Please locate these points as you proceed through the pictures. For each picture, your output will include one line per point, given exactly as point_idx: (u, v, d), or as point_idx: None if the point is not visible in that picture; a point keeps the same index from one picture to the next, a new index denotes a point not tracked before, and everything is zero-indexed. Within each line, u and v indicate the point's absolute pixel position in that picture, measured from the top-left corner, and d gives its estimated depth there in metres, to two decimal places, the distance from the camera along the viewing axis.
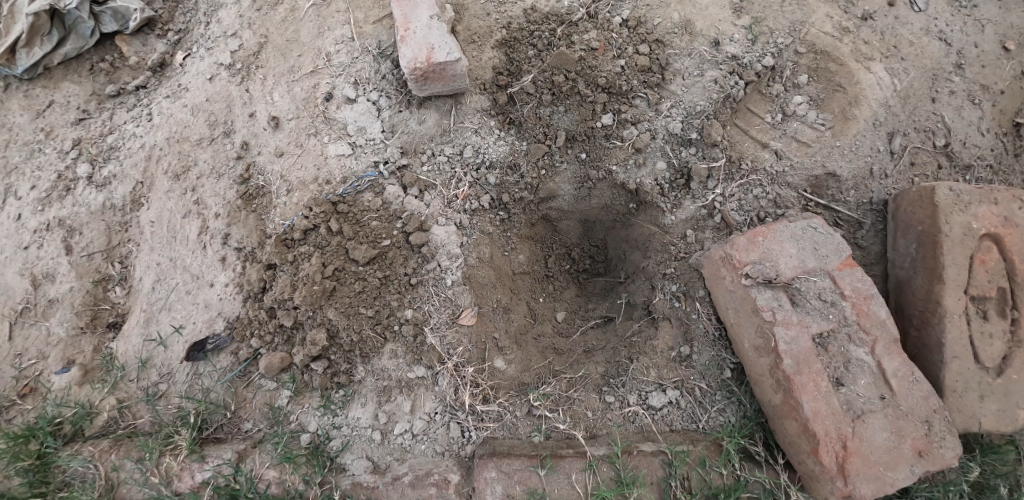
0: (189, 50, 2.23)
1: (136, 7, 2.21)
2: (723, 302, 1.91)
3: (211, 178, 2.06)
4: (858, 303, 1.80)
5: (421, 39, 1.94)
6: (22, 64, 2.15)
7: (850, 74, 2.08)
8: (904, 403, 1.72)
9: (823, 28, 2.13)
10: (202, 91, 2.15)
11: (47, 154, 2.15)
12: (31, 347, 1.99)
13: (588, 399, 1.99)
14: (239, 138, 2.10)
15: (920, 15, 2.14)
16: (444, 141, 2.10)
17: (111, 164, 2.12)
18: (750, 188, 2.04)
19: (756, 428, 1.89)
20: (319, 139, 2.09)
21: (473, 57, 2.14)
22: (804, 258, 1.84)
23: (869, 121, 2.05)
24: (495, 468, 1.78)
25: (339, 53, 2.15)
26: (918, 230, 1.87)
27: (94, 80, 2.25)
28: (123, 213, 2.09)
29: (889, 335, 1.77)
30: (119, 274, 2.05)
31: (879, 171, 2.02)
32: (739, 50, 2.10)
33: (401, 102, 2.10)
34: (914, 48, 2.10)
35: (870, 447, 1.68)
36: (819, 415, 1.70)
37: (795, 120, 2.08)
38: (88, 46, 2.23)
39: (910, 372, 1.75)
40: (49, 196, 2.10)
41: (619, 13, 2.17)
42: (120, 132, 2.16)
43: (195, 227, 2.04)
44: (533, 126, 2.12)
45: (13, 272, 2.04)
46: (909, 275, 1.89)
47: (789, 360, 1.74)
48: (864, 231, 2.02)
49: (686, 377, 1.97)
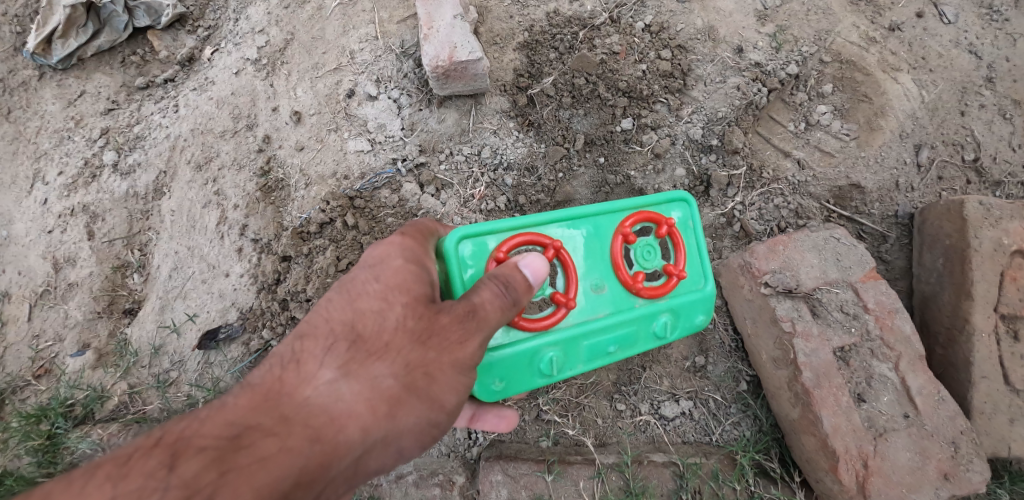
0: (217, 45, 2.28)
1: (168, 3, 2.25)
2: (741, 313, 1.88)
3: (232, 169, 2.09)
4: (882, 317, 1.74)
5: (444, 38, 1.95)
6: (57, 54, 2.23)
7: (877, 84, 2.05)
8: (929, 422, 1.65)
9: (849, 37, 2.10)
10: (227, 85, 2.19)
11: (77, 142, 2.22)
12: (48, 328, 2.03)
13: (598, 405, 1.94)
14: (261, 131, 2.12)
15: (950, 27, 2.10)
16: (463, 141, 2.10)
17: (136, 153, 2.17)
18: (772, 197, 2.01)
19: (772, 443, 1.82)
20: (339, 135, 2.10)
21: (495, 59, 2.14)
22: (826, 269, 1.80)
23: (896, 132, 2.00)
24: (500, 471, 1.74)
25: (363, 51, 2.17)
26: (945, 244, 1.80)
27: (124, 72, 2.31)
28: (145, 201, 2.12)
29: (914, 352, 1.71)
30: (139, 261, 2.08)
31: (905, 184, 1.97)
32: (763, 58, 2.09)
33: (421, 101, 2.11)
34: (943, 60, 2.06)
35: (893, 467, 1.60)
36: (839, 431, 1.63)
37: (819, 130, 2.04)
38: (120, 39, 2.28)
39: (936, 390, 1.68)
40: (76, 183, 2.16)
41: (642, 19, 2.16)
42: (147, 123, 2.21)
43: (214, 217, 2.05)
44: (552, 129, 2.09)
45: (38, 255, 2.11)
46: (935, 290, 1.82)
47: (808, 373, 1.68)
48: (888, 245, 1.97)
49: (700, 388, 1.93)
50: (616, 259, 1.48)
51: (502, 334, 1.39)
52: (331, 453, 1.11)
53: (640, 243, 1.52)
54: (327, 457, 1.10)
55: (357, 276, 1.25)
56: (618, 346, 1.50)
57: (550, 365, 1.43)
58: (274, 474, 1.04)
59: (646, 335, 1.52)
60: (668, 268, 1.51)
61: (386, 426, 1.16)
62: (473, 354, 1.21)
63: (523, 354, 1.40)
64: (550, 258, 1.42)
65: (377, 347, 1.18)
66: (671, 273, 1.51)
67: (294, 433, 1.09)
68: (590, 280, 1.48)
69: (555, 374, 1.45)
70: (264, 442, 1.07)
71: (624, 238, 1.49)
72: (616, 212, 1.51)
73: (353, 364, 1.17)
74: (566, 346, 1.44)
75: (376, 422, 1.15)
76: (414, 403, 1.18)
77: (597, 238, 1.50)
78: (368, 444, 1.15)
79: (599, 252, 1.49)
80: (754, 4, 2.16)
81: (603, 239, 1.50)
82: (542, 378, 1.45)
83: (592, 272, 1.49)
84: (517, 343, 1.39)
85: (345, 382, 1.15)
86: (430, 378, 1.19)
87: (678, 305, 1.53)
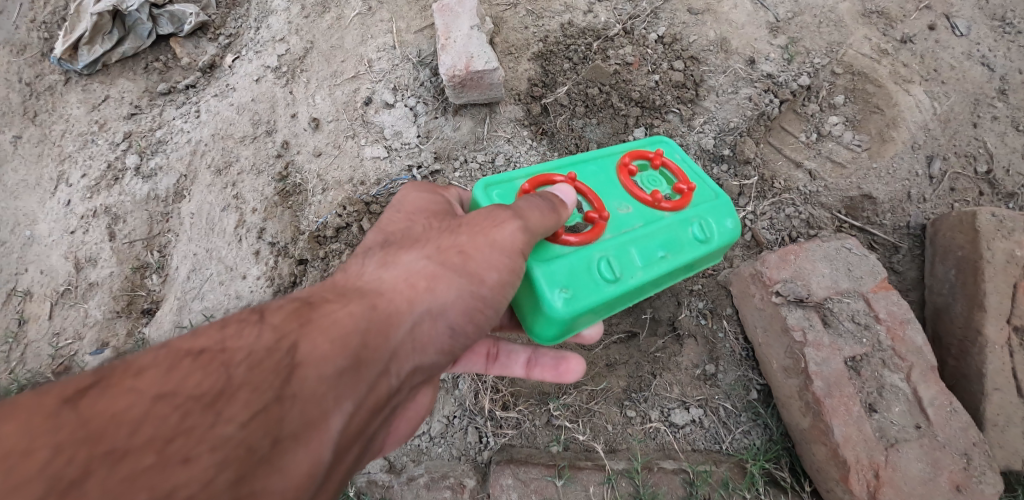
0: (238, 53, 2.34)
1: (192, 11, 2.31)
2: (751, 321, 1.90)
3: (251, 174, 2.13)
4: (893, 327, 1.74)
5: (461, 48, 2.00)
6: (84, 60, 2.31)
7: (889, 96, 2.06)
8: (942, 433, 1.62)
9: (861, 49, 2.12)
10: (248, 91, 2.24)
11: (100, 145, 2.28)
12: (68, 327, 2.07)
13: (608, 412, 1.96)
14: (280, 137, 2.17)
15: (962, 40, 2.12)
16: (477, 148, 2.11)
17: (158, 156, 2.22)
18: (783, 207, 2.01)
19: (782, 452, 1.82)
20: (356, 142, 2.14)
21: (509, 68, 2.18)
22: (837, 279, 1.81)
23: (908, 143, 2.00)
24: (511, 475, 1.76)
25: (381, 60, 2.21)
26: (957, 256, 1.80)
27: (147, 78, 2.37)
28: (165, 204, 2.16)
29: (926, 363, 1.70)
30: (157, 262, 2.11)
31: (917, 195, 1.97)
32: (775, 69, 2.11)
33: (437, 109, 2.14)
34: (955, 72, 2.07)
35: (905, 477, 1.57)
36: (850, 440, 1.62)
37: (830, 141, 2.06)
38: (144, 46, 2.35)
39: (949, 401, 1.66)
40: (99, 185, 2.22)
41: (655, 30, 2.20)
42: (168, 128, 2.26)
43: (232, 220, 2.08)
44: (566, 137, 2.10)
45: (61, 255, 2.17)
46: (946, 301, 1.82)
47: (819, 382, 1.69)
48: (900, 256, 1.97)
49: (710, 396, 1.93)
50: (627, 185, 1.46)
51: (546, 246, 1.30)
52: (391, 323, 1.07)
53: (642, 173, 1.53)
54: (388, 324, 1.06)
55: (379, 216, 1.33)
56: (668, 250, 1.39)
57: (610, 270, 1.32)
58: (342, 332, 1.00)
59: (689, 241, 1.42)
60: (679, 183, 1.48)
61: (435, 297, 1.11)
62: (511, 233, 1.15)
63: (574, 262, 1.29)
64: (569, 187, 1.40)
65: (415, 242, 1.20)
66: (682, 189, 1.46)
67: (354, 301, 1.07)
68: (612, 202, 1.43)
69: (617, 280, 1.32)
70: (333, 306, 1.04)
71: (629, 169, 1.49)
72: (611, 156, 1.54)
73: (395, 255, 1.18)
74: (614, 254, 1.34)
75: (428, 296, 1.11)
76: (459, 274, 1.13)
77: (603, 174, 1.49)
78: (423, 322, 1.11)
79: (609, 185, 1.48)
80: (766, 17, 2.20)
81: (607, 172, 1.50)
82: (606, 287, 1.30)
83: (610, 196, 1.45)
84: (561, 256, 1.29)
85: (392, 267, 1.15)
86: (467, 253, 1.14)
87: (704, 210, 1.46)
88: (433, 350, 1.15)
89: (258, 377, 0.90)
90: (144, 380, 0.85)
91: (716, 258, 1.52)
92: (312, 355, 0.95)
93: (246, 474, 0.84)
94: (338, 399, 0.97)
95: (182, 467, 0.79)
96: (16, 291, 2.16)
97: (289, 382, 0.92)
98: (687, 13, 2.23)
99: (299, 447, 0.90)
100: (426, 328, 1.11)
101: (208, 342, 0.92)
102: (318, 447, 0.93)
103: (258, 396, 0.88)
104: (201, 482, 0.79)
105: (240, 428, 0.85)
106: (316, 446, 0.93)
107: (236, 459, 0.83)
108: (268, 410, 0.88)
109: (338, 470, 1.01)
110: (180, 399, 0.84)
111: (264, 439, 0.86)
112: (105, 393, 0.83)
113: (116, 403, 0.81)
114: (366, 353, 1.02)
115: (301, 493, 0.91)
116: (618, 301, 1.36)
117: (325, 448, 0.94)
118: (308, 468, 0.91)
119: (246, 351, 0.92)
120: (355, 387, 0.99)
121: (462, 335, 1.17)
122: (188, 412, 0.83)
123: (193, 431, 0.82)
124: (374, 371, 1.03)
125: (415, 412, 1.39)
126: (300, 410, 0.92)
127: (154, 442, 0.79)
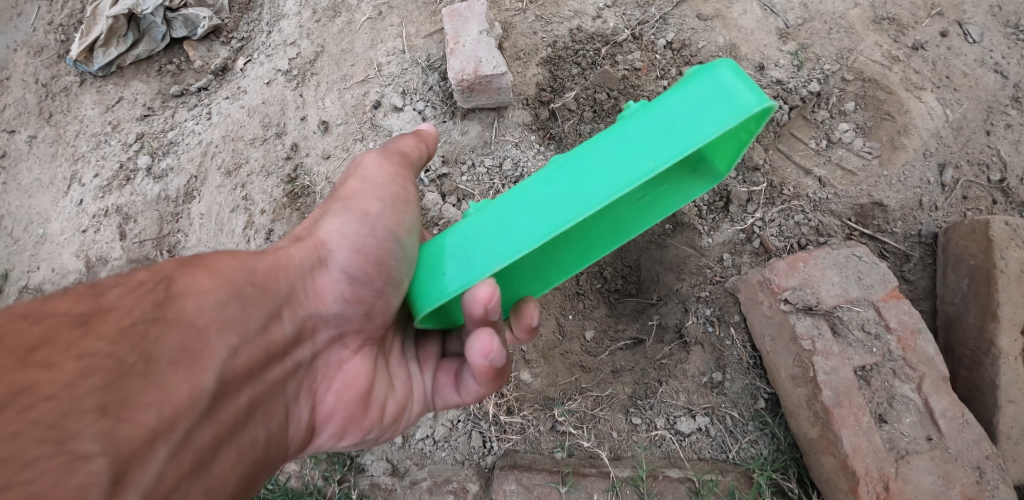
0: (250, 56, 2.36)
1: (205, 15, 2.34)
2: (760, 329, 1.87)
3: (261, 176, 2.15)
4: (904, 337, 1.71)
5: (470, 53, 2.01)
6: (99, 62, 2.36)
7: (900, 103, 2.04)
8: (954, 446, 1.58)
9: (871, 56, 2.11)
10: (259, 94, 2.26)
11: (113, 145, 2.31)
12: None
13: (613, 419, 1.95)
14: (290, 139, 2.18)
15: (975, 46, 2.10)
16: (485, 152, 2.12)
17: (169, 157, 2.25)
18: (792, 214, 2.00)
19: (790, 463, 1.79)
20: (364, 145, 2.13)
21: (518, 73, 2.19)
22: (847, 287, 1.78)
23: (919, 150, 1.98)
24: (514, 481, 1.76)
25: (390, 64, 2.22)
26: (970, 265, 1.77)
27: (160, 80, 2.39)
28: (175, 204, 2.18)
29: (938, 373, 1.67)
30: (166, 261, 2.12)
31: (928, 203, 1.94)
32: (784, 76, 2.11)
33: (445, 112, 2.14)
34: (968, 80, 2.05)
35: (915, 490, 1.54)
36: (859, 452, 1.59)
37: (840, 147, 2.04)
38: (158, 48, 2.38)
39: (961, 413, 1.62)
40: (110, 185, 2.25)
41: (664, 36, 2.20)
42: (180, 129, 2.29)
43: (242, 222, 2.10)
44: (573, 142, 2.10)
45: (73, 254, 2.19)
46: (959, 311, 1.79)
47: (828, 391, 1.66)
48: (911, 264, 1.94)
49: (717, 404, 1.90)
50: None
51: None
52: (277, 271, 1.20)
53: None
54: (275, 269, 1.20)
55: None
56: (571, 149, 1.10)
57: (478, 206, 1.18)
58: (224, 273, 1.12)
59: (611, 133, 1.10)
60: None
61: (322, 241, 1.25)
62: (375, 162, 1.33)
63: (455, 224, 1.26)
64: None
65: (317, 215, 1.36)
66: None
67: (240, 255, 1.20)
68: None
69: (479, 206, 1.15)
70: (217, 257, 1.15)
71: None
72: None
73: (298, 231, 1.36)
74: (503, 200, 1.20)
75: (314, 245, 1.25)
76: (342, 216, 1.26)
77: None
78: (309, 270, 1.24)
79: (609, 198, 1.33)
80: (775, 23, 2.19)
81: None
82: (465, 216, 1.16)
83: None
84: None
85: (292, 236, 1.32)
86: (346, 200, 1.28)
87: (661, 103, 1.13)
88: (330, 302, 1.26)
89: (136, 305, 0.98)
90: (18, 311, 0.92)
91: (693, 120, 1.00)
92: (192, 291, 1.06)
93: (119, 386, 0.87)
94: (220, 333, 1.06)
95: (49, 370, 0.83)
96: (28, 289, 2.20)
97: (167, 309, 1.00)
98: (696, 18, 2.22)
99: (175, 367, 0.96)
100: (315, 276, 1.24)
101: (89, 286, 1.02)
102: (198, 374, 0.98)
103: (131, 318, 0.96)
104: (65, 381, 0.82)
105: (110, 343, 0.91)
106: (196, 369, 0.99)
107: (107, 369, 0.87)
108: (141, 328, 0.95)
109: (224, 415, 1.03)
110: (49, 321, 0.91)
111: (136, 355, 0.92)
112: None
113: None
114: (248, 293, 1.13)
115: (180, 416, 0.93)
116: (511, 228, 1.08)
117: (205, 378, 0.99)
118: (188, 390, 0.96)
119: (122, 286, 1.02)
120: (238, 323, 1.10)
121: (360, 278, 1.23)
122: (58, 329, 0.90)
123: (61, 341, 0.87)
124: (260, 310, 1.14)
125: (341, 383, 1.33)
126: (179, 335, 0.99)
127: (19, 351, 0.84)
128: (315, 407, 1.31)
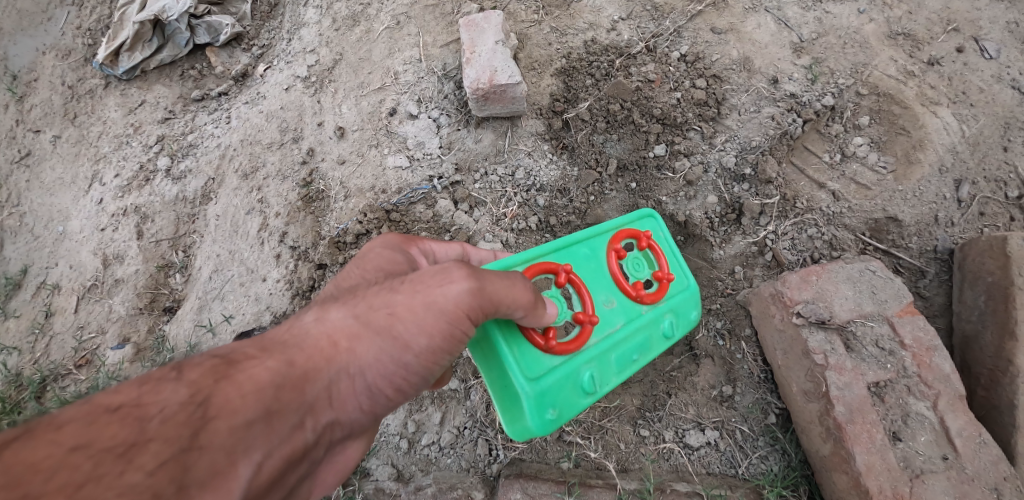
0: (270, 63, 2.41)
1: (228, 22, 2.41)
2: (771, 344, 1.85)
3: (276, 179, 2.18)
4: (919, 354, 1.68)
5: (485, 62, 2.04)
6: (123, 66, 2.42)
7: (915, 117, 2.03)
8: (971, 466, 1.55)
9: (887, 70, 2.10)
10: (277, 100, 2.31)
11: (134, 147, 2.36)
12: (93, 320, 2.12)
13: (621, 430, 1.92)
14: (306, 144, 2.22)
15: (992, 62, 2.09)
16: (498, 161, 2.13)
17: (188, 160, 2.29)
18: (804, 227, 1.99)
19: (801, 480, 1.76)
20: (379, 151, 2.16)
21: (532, 83, 2.21)
22: (860, 302, 1.76)
23: (935, 166, 1.97)
24: (520, 489, 1.74)
25: (406, 73, 2.26)
26: (987, 282, 1.74)
27: (182, 84, 2.45)
28: (192, 205, 2.22)
29: (954, 391, 1.63)
30: (181, 261, 2.16)
31: (944, 219, 1.92)
32: (798, 89, 2.11)
33: (460, 121, 2.17)
34: (985, 95, 2.04)
35: None
36: (873, 470, 1.56)
37: (855, 161, 2.03)
38: (181, 54, 2.45)
39: (978, 432, 1.58)
40: (130, 185, 2.29)
41: (678, 49, 2.21)
42: (200, 132, 2.33)
43: (256, 224, 2.13)
44: (586, 152, 2.11)
45: (91, 252, 2.23)
46: (976, 328, 1.75)
47: (840, 407, 1.64)
48: (927, 280, 1.91)
49: (726, 418, 1.88)
50: (614, 274, 1.57)
51: (542, 358, 1.38)
52: (307, 380, 1.08)
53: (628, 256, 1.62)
54: (304, 380, 1.07)
55: (345, 268, 1.37)
56: (642, 354, 1.55)
57: (591, 382, 1.44)
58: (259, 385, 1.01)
59: (660, 338, 1.59)
60: (659, 275, 1.62)
61: (356, 355, 1.12)
62: (457, 294, 1.15)
63: (564, 373, 1.40)
64: (563, 280, 1.48)
65: (360, 306, 1.17)
66: (663, 277, 1.61)
67: (276, 351, 1.08)
68: (598, 295, 1.55)
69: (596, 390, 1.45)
70: (252, 360, 1.04)
71: (618, 256, 1.59)
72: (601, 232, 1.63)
73: (333, 310, 1.17)
74: (598, 361, 1.47)
75: (352, 357, 1.12)
76: (383, 335, 1.14)
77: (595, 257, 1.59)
78: (340, 380, 1.12)
79: (598, 270, 1.58)
80: (790, 37, 2.20)
81: (600, 262, 1.59)
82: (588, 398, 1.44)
83: (599, 289, 1.56)
84: (556, 368, 1.39)
85: (324, 323, 1.15)
86: (399, 316, 1.15)
87: (675, 304, 1.62)
88: (354, 407, 1.16)
89: (170, 428, 0.91)
90: (68, 430, 0.87)
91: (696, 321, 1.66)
92: (226, 404, 0.97)
93: None
94: (251, 449, 0.98)
95: None
96: (45, 285, 2.24)
97: (201, 433, 0.93)
98: (710, 32, 2.24)
99: (206, 493, 0.91)
100: (342, 385, 1.12)
101: (128, 402, 0.93)
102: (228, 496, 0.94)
103: (169, 446, 0.90)
104: None
105: (149, 475, 0.86)
106: (222, 494, 0.93)
107: None
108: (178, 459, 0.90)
109: None
110: (95, 451, 0.86)
111: (172, 485, 0.87)
112: (26, 444, 0.85)
113: (37, 453, 0.84)
114: (281, 405, 1.03)
115: None
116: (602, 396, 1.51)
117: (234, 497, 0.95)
118: None
119: (162, 405, 0.93)
120: (266, 437, 1.01)
121: (382, 397, 1.18)
122: (99, 461, 0.85)
123: (105, 478, 0.83)
124: (287, 422, 1.04)
125: (341, 465, 1.31)
126: (210, 457, 0.93)
127: (63, 490, 0.80)
128: (317, 487, 1.29)
